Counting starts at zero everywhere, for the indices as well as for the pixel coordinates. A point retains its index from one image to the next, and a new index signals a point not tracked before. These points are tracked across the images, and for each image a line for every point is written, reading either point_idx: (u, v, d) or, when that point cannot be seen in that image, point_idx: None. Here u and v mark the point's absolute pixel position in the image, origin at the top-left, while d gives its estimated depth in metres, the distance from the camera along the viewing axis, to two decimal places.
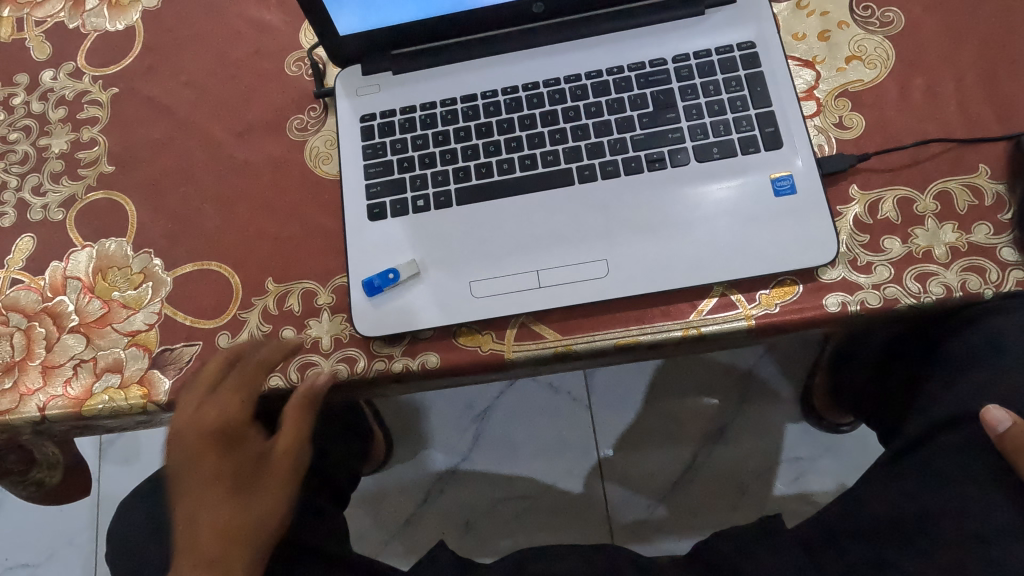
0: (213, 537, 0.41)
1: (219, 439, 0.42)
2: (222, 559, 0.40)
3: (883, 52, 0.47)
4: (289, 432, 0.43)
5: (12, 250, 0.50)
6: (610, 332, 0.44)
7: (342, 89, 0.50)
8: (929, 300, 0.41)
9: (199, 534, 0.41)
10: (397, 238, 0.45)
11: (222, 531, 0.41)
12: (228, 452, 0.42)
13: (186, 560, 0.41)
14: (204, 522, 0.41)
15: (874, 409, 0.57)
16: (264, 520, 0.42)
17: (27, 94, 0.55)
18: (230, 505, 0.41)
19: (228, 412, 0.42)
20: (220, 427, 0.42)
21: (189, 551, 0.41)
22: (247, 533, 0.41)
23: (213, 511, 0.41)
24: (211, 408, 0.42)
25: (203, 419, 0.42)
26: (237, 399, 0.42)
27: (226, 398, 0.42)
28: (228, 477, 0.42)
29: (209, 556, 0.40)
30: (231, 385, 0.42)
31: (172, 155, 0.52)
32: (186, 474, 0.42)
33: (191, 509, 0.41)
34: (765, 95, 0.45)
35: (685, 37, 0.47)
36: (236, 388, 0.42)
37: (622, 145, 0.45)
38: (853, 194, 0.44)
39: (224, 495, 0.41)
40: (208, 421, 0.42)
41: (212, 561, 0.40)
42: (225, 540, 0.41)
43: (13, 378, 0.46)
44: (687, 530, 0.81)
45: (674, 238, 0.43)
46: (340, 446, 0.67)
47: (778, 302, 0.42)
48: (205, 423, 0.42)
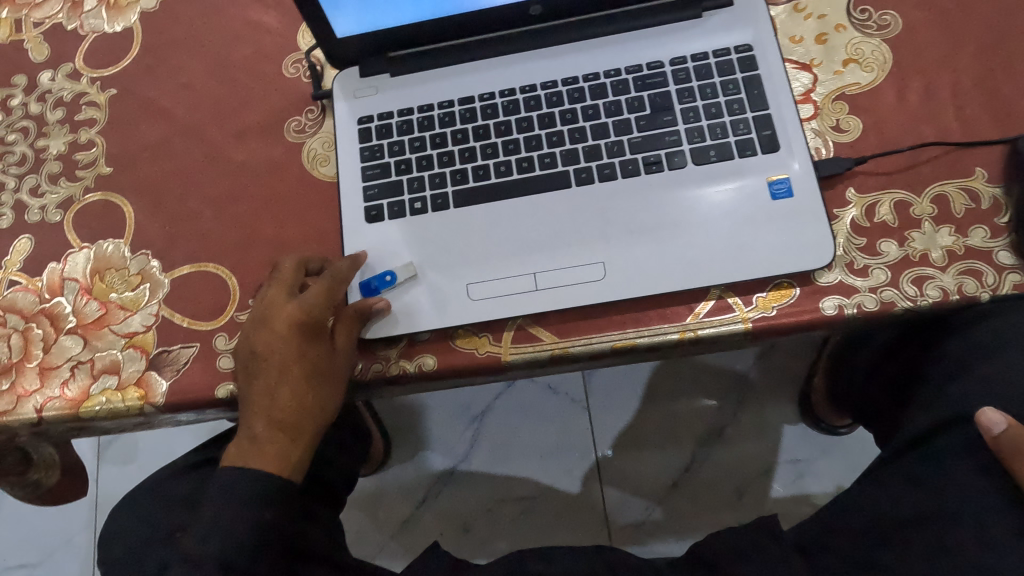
0: (277, 431, 0.41)
1: (310, 331, 0.41)
2: (284, 450, 0.42)
3: (880, 55, 0.47)
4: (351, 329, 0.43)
5: (9, 251, 0.50)
6: (607, 335, 0.44)
7: (340, 91, 0.50)
8: (925, 304, 0.41)
9: (263, 429, 0.41)
10: (394, 240, 0.45)
11: (287, 427, 0.41)
12: (314, 342, 0.41)
13: (252, 451, 0.41)
14: (275, 401, 0.41)
15: (872, 411, 0.57)
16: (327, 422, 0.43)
17: (25, 96, 0.55)
18: (301, 408, 0.41)
19: (321, 302, 0.42)
20: (308, 317, 0.41)
21: (255, 441, 0.41)
22: (310, 431, 0.42)
23: (279, 403, 0.41)
24: (315, 304, 0.42)
25: (292, 310, 0.41)
26: (323, 303, 0.42)
27: (314, 300, 0.42)
28: (307, 377, 0.41)
29: (273, 447, 0.41)
30: (320, 294, 0.42)
31: (169, 157, 0.52)
32: (268, 345, 0.41)
33: (263, 407, 0.41)
34: (762, 98, 0.45)
35: (682, 39, 0.47)
36: (323, 296, 0.42)
37: (619, 148, 0.45)
38: (850, 197, 0.44)
39: (300, 395, 0.41)
40: (293, 311, 0.41)
41: (274, 448, 0.41)
42: (289, 427, 0.41)
43: (10, 379, 0.46)
44: (685, 531, 0.81)
45: (671, 241, 0.43)
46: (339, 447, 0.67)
47: (774, 305, 0.42)
48: (295, 313, 0.41)
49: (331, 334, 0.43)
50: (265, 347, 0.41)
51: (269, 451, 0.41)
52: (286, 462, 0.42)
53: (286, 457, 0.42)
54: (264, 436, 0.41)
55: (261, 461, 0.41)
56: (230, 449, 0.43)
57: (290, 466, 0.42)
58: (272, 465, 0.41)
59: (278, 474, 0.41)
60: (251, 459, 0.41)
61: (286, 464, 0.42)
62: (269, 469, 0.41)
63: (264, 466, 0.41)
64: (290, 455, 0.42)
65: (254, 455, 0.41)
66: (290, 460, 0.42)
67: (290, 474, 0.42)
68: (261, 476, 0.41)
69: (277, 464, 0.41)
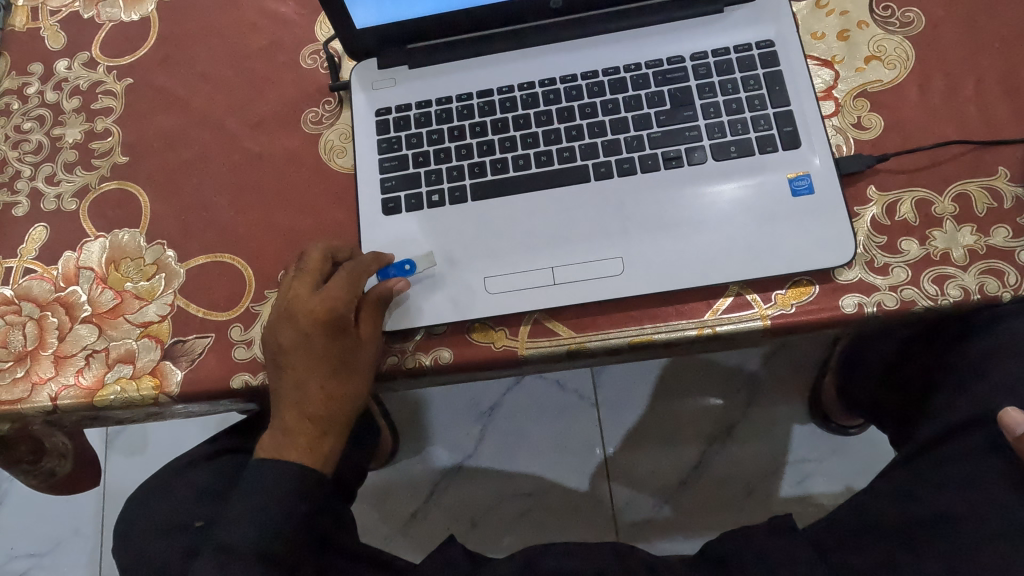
0: (307, 423, 0.42)
1: (336, 326, 0.41)
2: (315, 441, 0.42)
3: (902, 53, 0.46)
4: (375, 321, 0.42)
5: (25, 239, 0.50)
6: (624, 330, 0.43)
7: (358, 82, 0.49)
8: (946, 303, 0.41)
9: (294, 422, 0.42)
10: (411, 233, 0.45)
11: (317, 419, 0.42)
12: (340, 337, 0.41)
13: (283, 442, 0.42)
14: (304, 395, 0.42)
15: (888, 413, 0.57)
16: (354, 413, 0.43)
17: (42, 84, 0.55)
18: (330, 401, 0.42)
19: (345, 296, 0.41)
20: (334, 312, 0.41)
21: (286, 432, 0.42)
22: (340, 422, 0.43)
23: (309, 397, 0.42)
24: (338, 299, 0.41)
25: (316, 305, 0.41)
26: (346, 298, 0.42)
27: (338, 294, 0.41)
28: (334, 371, 0.42)
29: (304, 440, 0.42)
30: (344, 288, 0.42)
31: (186, 147, 0.52)
32: (293, 343, 0.41)
33: (292, 400, 0.42)
34: (783, 94, 0.44)
35: (703, 34, 0.47)
36: (347, 290, 0.42)
37: (639, 142, 0.45)
38: (871, 195, 0.44)
39: (328, 389, 0.42)
40: (317, 307, 0.41)
41: (304, 440, 0.42)
42: (319, 419, 0.42)
43: (25, 367, 0.46)
44: (693, 529, 0.80)
45: (690, 236, 0.43)
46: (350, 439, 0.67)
47: (793, 302, 0.42)
48: (320, 308, 0.41)
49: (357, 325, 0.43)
50: (291, 342, 0.42)
51: (299, 442, 0.42)
52: (318, 453, 0.43)
53: (317, 448, 0.42)
54: (295, 429, 0.42)
55: (293, 452, 0.42)
56: (263, 439, 0.44)
57: (320, 457, 0.43)
58: (304, 456, 0.42)
59: (308, 466, 0.42)
60: (283, 450, 0.42)
61: (317, 455, 0.42)
62: (301, 460, 0.42)
63: (296, 457, 0.42)
64: (321, 446, 0.43)
65: (287, 446, 0.42)
66: (321, 450, 0.43)
67: (321, 465, 0.43)
68: (293, 466, 0.42)
69: (309, 455, 0.42)
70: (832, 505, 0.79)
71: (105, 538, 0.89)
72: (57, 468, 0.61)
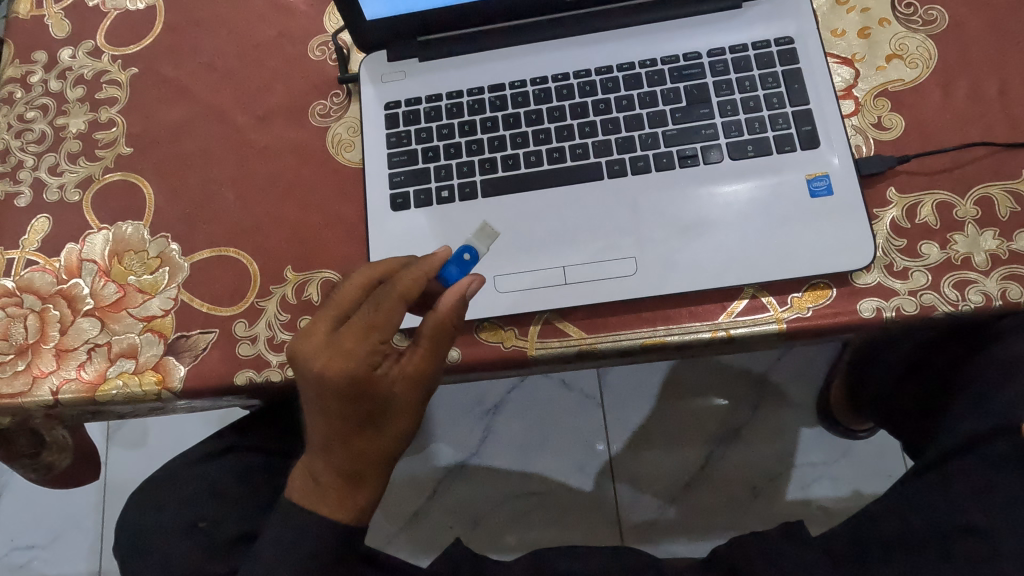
0: (338, 476, 0.38)
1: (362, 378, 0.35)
2: (348, 494, 0.39)
3: (924, 51, 0.45)
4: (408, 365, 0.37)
5: (27, 229, 0.49)
6: (637, 332, 0.43)
7: (367, 75, 0.48)
8: (966, 309, 0.40)
9: (326, 473, 0.38)
10: (420, 229, 0.44)
11: (349, 473, 0.38)
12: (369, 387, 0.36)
13: (316, 495, 0.39)
14: (333, 449, 0.38)
15: (901, 420, 0.56)
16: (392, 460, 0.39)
17: (45, 73, 0.54)
18: (360, 456, 0.37)
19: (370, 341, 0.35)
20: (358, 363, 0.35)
21: (318, 485, 0.39)
22: (374, 473, 0.38)
23: (338, 450, 0.37)
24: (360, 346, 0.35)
25: (336, 359, 0.35)
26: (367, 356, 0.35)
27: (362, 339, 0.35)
28: (364, 423, 0.37)
29: (337, 494, 0.38)
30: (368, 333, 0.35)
31: (191, 139, 0.51)
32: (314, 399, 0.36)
33: (322, 449, 0.38)
34: (803, 93, 0.43)
35: (721, 30, 0.46)
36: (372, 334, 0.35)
37: (654, 140, 0.44)
38: (891, 197, 0.43)
39: (355, 445, 0.37)
40: (338, 359, 0.35)
41: (335, 492, 0.38)
42: (350, 472, 0.38)
43: (26, 360, 0.45)
44: (698, 531, 0.80)
45: (706, 236, 0.42)
46: None
47: (810, 306, 0.41)
48: (342, 361, 0.35)
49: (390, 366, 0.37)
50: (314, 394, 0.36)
51: (331, 494, 0.39)
52: (352, 505, 0.39)
53: (349, 502, 0.39)
54: (327, 480, 0.38)
55: (327, 506, 0.39)
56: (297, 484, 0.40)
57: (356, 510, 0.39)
58: (337, 510, 0.39)
59: (341, 519, 0.39)
60: (315, 504, 0.39)
61: (352, 508, 0.39)
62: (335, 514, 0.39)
63: (330, 511, 0.39)
64: (353, 500, 0.39)
65: (320, 500, 0.39)
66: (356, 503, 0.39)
67: (357, 515, 0.39)
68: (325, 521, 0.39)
69: (343, 508, 0.39)
70: (839, 510, 0.79)
71: (104, 531, 0.89)
72: (57, 462, 0.60)
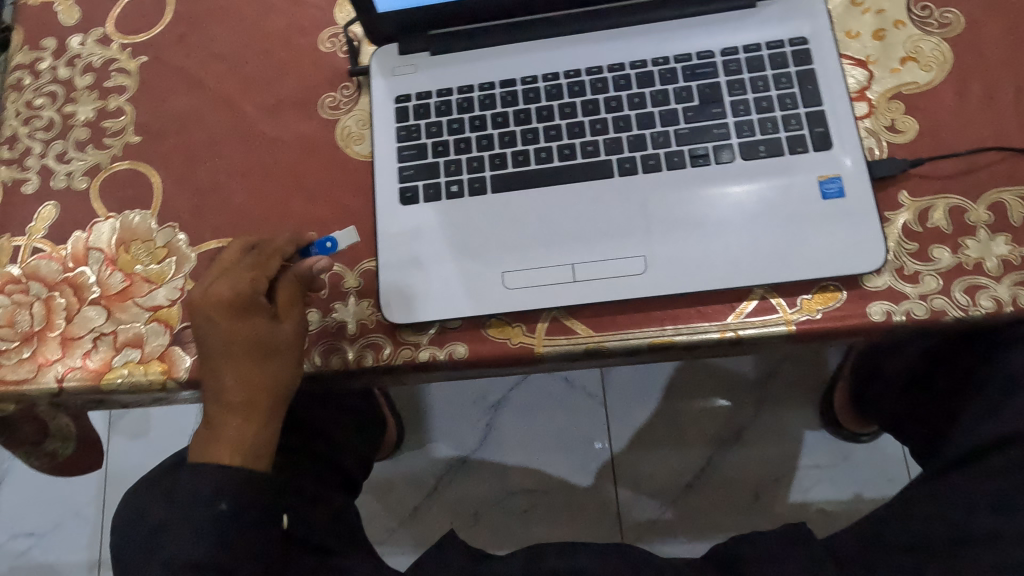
0: (227, 411, 0.41)
1: (239, 308, 0.41)
2: (237, 430, 0.41)
3: (939, 54, 0.45)
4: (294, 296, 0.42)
5: (35, 217, 0.49)
6: (645, 331, 0.42)
7: (378, 67, 0.48)
8: (977, 314, 0.40)
9: (216, 413, 0.41)
10: (429, 224, 0.44)
11: (235, 404, 0.40)
12: (246, 318, 0.41)
13: (209, 437, 0.41)
14: (220, 384, 0.40)
15: (913, 426, 0.56)
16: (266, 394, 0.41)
17: (54, 59, 0.54)
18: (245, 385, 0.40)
19: (251, 277, 0.41)
20: (239, 293, 0.40)
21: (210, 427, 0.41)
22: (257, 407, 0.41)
23: (221, 382, 0.40)
24: (242, 279, 0.41)
25: (218, 290, 0.41)
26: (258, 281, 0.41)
27: (248, 275, 0.41)
28: (249, 354, 0.40)
29: (229, 432, 0.40)
30: (249, 272, 0.41)
31: (200, 128, 0.50)
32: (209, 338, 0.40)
33: (212, 390, 0.41)
34: (816, 94, 0.43)
35: (735, 29, 0.45)
36: (255, 272, 0.41)
37: (665, 138, 0.44)
38: (903, 200, 0.42)
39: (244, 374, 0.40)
40: (220, 290, 0.41)
41: (226, 431, 0.41)
42: (240, 405, 0.40)
43: (32, 348, 0.45)
44: (697, 532, 0.80)
45: (715, 237, 0.41)
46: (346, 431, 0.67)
47: (819, 308, 0.41)
48: (222, 290, 0.40)
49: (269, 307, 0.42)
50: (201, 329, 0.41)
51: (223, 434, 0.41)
52: (241, 443, 0.41)
53: (243, 439, 0.41)
54: (219, 419, 0.41)
55: (217, 448, 0.41)
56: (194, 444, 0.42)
57: (246, 452, 0.41)
58: (225, 451, 0.41)
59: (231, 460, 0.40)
60: (214, 443, 0.41)
61: (241, 447, 0.41)
62: (224, 457, 0.41)
63: (219, 452, 0.41)
64: (248, 436, 0.41)
65: (210, 445, 0.41)
66: (243, 442, 0.41)
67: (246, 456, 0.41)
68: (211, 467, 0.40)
69: (231, 448, 0.41)
70: (840, 513, 0.79)
71: (105, 520, 0.89)
72: (60, 450, 0.61)
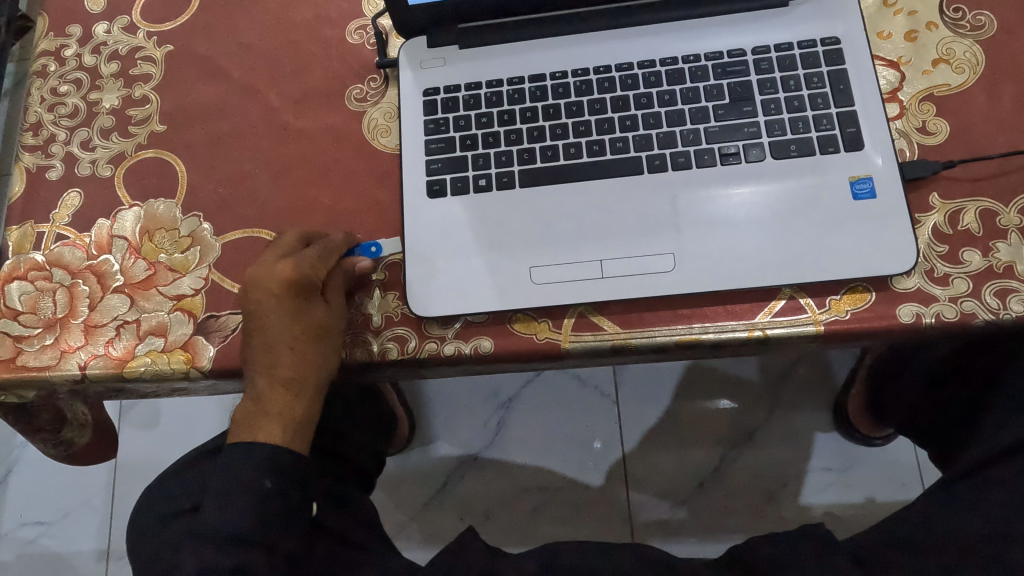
0: (279, 390, 0.41)
1: (301, 291, 0.41)
2: (288, 409, 0.41)
3: (972, 57, 0.45)
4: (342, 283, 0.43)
5: (58, 204, 0.49)
6: (672, 329, 0.42)
7: (406, 60, 0.48)
8: (1007, 318, 0.39)
9: (266, 391, 0.41)
10: (456, 217, 0.44)
11: (288, 383, 0.41)
12: (306, 301, 0.41)
13: (258, 413, 0.41)
14: (274, 360, 0.41)
15: (934, 430, 0.56)
16: (315, 376, 0.41)
17: (80, 47, 0.54)
18: (300, 363, 0.41)
19: (314, 262, 0.42)
20: (302, 276, 0.41)
21: (259, 405, 0.41)
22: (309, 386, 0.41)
23: (277, 361, 0.41)
24: (306, 263, 0.41)
25: (281, 271, 0.41)
26: (316, 265, 0.42)
27: (310, 259, 0.42)
28: (307, 336, 0.41)
29: (280, 411, 0.41)
30: (313, 256, 0.42)
31: (225, 118, 0.50)
32: (267, 313, 0.41)
33: (264, 368, 0.41)
34: (848, 94, 0.43)
35: (767, 28, 0.45)
36: (317, 257, 0.42)
37: (695, 136, 0.44)
38: (933, 203, 0.42)
39: (300, 352, 0.41)
40: (283, 271, 0.41)
41: (276, 405, 0.41)
42: (293, 385, 0.41)
43: (55, 334, 0.45)
44: (709, 533, 0.79)
45: (745, 234, 0.41)
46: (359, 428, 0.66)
47: (848, 309, 0.41)
48: (286, 272, 0.41)
49: (325, 293, 0.43)
50: (259, 307, 0.41)
51: (273, 408, 0.41)
52: (291, 421, 0.42)
53: (291, 416, 0.42)
54: (270, 397, 0.41)
55: (266, 424, 0.41)
56: (238, 417, 0.42)
57: (295, 430, 0.42)
58: (275, 428, 0.41)
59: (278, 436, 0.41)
60: (264, 415, 0.41)
61: (291, 425, 0.42)
62: (273, 433, 0.41)
63: (269, 429, 0.41)
64: (297, 413, 0.42)
65: (258, 421, 0.41)
66: (293, 420, 0.42)
67: (291, 432, 0.42)
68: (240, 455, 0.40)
69: (282, 426, 0.41)
70: (851, 517, 0.78)
71: (114, 510, 0.89)
72: (77, 439, 0.61)
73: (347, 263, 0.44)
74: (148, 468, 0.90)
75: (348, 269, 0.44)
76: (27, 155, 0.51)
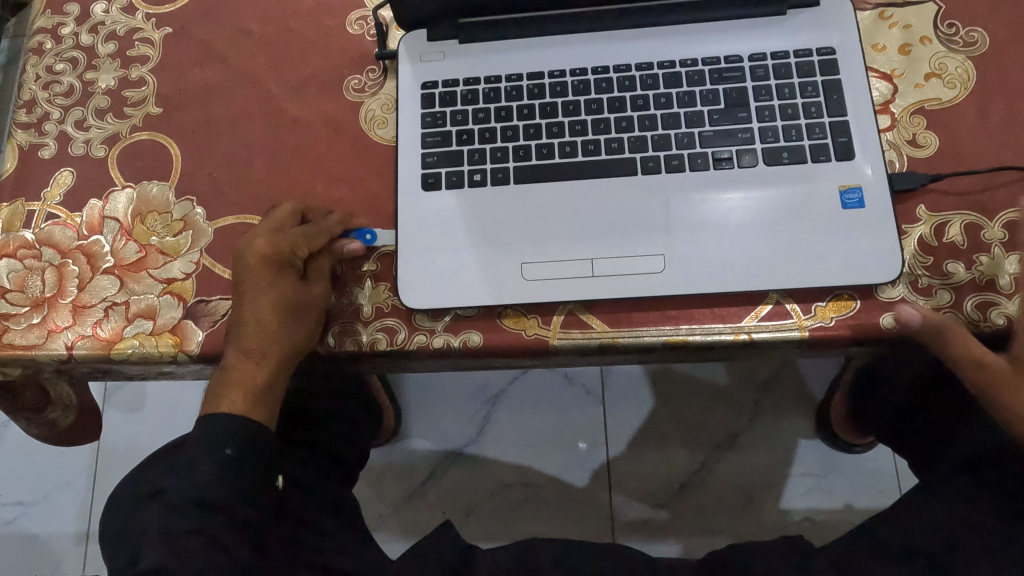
0: (244, 359, 0.41)
1: (276, 265, 0.42)
2: (251, 379, 0.41)
3: (964, 72, 0.46)
4: (324, 266, 0.44)
5: (50, 182, 0.49)
6: (659, 329, 0.43)
7: (406, 52, 0.48)
8: (986, 329, 0.41)
9: (231, 359, 0.42)
10: (450, 211, 0.44)
11: (252, 354, 0.41)
12: (280, 277, 0.42)
13: (222, 381, 0.42)
14: (242, 330, 0.41)
15: (914, 437, 0.57)
16: (282, 350, 0.41)
17: (77, 26, 0.54)
18: (265, 334, 0.41)
19: (294, 240, 0.42)
20: (279, 252, 0.42)
21: (224, 373, 0.42)
22: (275, 358, 0.41)
23: (245, 332, 0.41)
24: (286, 240, 0.42)
25: (259, 246, 0.42)
26: (294, 242, 0.42)
27: (291, 237, 0.42)
28: (277, 309, 0.41)
29: (243, 381, 0.41)
30: (295, 235, 0.42)
31: (223, 103, 0.50)
32: (242, 286, 0.42)
33: (233, 337, 0.42)
34: (841, 103, 0.43)
35: (765, 35, 0.46)
36: (299, 237, 0.42)
37: (690, 140, 0.44)
38: (920, 214, 0.43)
39: (266, 324, 0.41)
40: (261, 246, 0.42)
41: (240, 375, 0.41)
42: (256, 356, 0.41)
43: (42, 314, 0.45)
44: (683, 535, 0.80)
45: (733, 237, 0.42)
46: (343, 419, 0.66)
47: (833, 316, 0.42)
48: (264, 248, 0.41)
49: (307, 272, 0.43)
50: (238, 279, 0.42)
51: (235, 378, 0.41)
52: (253, 392, 0.42)
53: (254, 387, 0.42)
54: (234, 365, 0.41)
55: (228, 393, 0.41)
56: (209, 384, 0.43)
57: (255, 399, 0.42)
58: (237, 396, 0.41)
59: (241, 405, 0.41)
60: (226, 383, 0.42)
61: (251, 394, 0.42)
62: (235, 402, 0.41)
63: (231, 397, 0.41)
64: (260, 385, 0.42)
65: (220, 389, 0.42)
66: (254, 391, 0.42)
67: (250, 404, 0.42)
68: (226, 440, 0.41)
69: (244, 395, 0.41)
70: (830, 522, 0.80)
71: (94, 494, 0.88)
72: (61, 420, 0.60)
73: (336, 245, 0.44)
74: (132, 451, 0.90)
75: (338, 251, 0.44)
76: (20, 132, 0.51)
